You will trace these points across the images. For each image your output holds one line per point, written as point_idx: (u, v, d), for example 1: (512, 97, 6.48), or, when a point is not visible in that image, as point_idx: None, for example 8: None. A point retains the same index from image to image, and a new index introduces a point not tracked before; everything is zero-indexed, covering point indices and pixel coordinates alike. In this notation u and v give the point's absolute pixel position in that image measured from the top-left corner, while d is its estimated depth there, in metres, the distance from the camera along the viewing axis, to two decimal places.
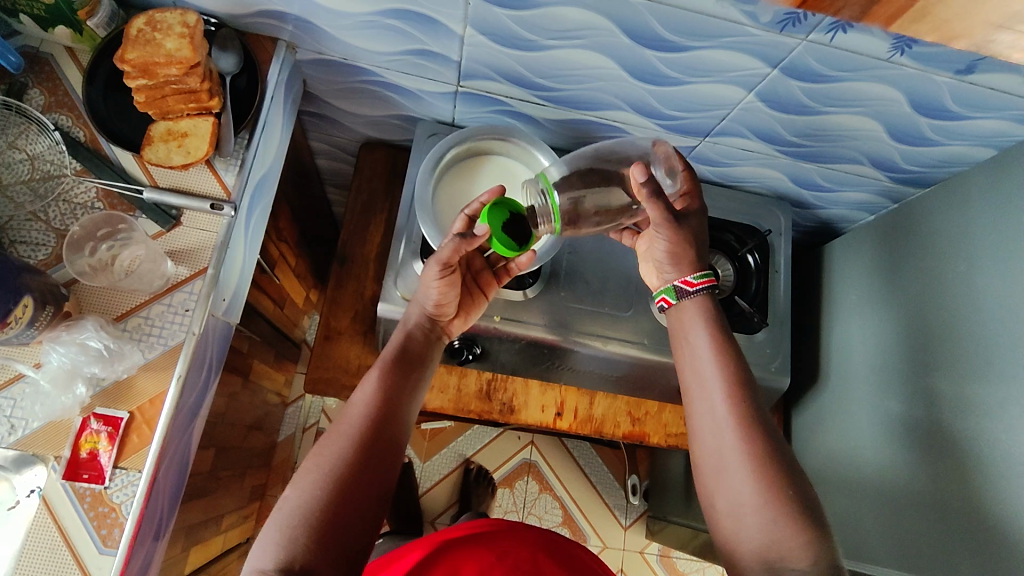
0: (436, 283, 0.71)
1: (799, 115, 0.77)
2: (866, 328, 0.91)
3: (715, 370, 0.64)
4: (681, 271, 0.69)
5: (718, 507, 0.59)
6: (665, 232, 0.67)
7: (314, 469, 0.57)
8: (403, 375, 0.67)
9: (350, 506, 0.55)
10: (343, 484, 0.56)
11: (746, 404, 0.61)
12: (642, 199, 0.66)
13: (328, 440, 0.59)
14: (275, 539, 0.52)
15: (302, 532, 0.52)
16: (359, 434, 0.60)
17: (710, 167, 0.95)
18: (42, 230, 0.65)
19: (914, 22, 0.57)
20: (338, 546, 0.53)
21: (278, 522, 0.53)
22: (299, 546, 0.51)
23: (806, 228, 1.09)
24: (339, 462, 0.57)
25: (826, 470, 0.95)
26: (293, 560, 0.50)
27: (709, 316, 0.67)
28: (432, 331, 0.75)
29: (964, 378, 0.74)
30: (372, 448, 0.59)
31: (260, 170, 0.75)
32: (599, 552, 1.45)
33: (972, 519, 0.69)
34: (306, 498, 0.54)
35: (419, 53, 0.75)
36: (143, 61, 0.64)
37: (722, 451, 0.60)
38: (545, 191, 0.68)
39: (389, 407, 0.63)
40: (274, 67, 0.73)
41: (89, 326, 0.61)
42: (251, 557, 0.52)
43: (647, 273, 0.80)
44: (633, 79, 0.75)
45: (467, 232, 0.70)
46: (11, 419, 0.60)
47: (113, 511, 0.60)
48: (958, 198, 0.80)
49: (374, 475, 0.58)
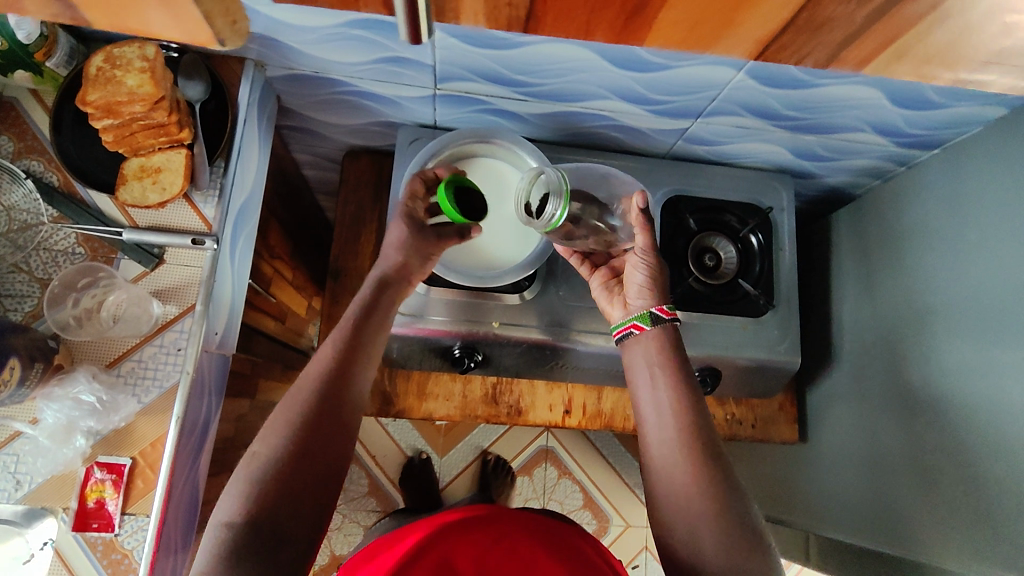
0: (407, 245, 0.73)
1: (793, 89, 0.73)
2: (883, 300, 0.88)
3: (672, 394, 0.65)
4: (658, 299, 0.70)
5: (671, 530, 0.59)
6: (648, 261, 0.72)
7: (280, 423, 0.57)
8: (369, 328, 0.66)
9: (316, 460, 0.56)
10: (306, 438, 0.56)
11: (695, 426, 0.63)
12: (637, 226, 0.71)
13: (293, 395, 0.59)
14: (241, 489, 0.53)
15: (267, 482, 0.53)
16: (320, 389, 0.59)
17: (705, 147, 0.91)
18: (26, 281, 0.65)
19: (912, 45, 0.46)
20: (301, 497, 0.54)
21: (245, 471, 0.54)
22: (263, 498, 0.52)
23: (810, 197, 1.05)
24: (304, 415, 0.57)
25: (842, 444, 0.94)
26: (256, 508, 0.52)
27: (665, 352, 0.68)
28: (404, 284, 0.73)
29: (989, 351, 0.71)
30: (336, 403, 0.59)
31: (242, 195, 0.73)
32: (622, 531, 1.46)
33: (992, 503, 0.68)
34: (272, 449, 0.55)
35: (391, 61, 0.71)
36: (105, 101, 0.61)
37: (675, 479, 0.60)
38: (562, 204, 0.65)
39: (353, 362, 0.63)
40: (243, 88, 0.71)
41: (80, 378, 0.62)
42: (217, 511, 0.53)
43: (604, 307, 0.77)
44: (616, 68, 0.71)
45: (418, 198, 0.75)
46: (16, 475, 0.61)
47: (125, 557, 0.61)
48: (984, 160, 0.75)
49: (336, 432, 0.58)
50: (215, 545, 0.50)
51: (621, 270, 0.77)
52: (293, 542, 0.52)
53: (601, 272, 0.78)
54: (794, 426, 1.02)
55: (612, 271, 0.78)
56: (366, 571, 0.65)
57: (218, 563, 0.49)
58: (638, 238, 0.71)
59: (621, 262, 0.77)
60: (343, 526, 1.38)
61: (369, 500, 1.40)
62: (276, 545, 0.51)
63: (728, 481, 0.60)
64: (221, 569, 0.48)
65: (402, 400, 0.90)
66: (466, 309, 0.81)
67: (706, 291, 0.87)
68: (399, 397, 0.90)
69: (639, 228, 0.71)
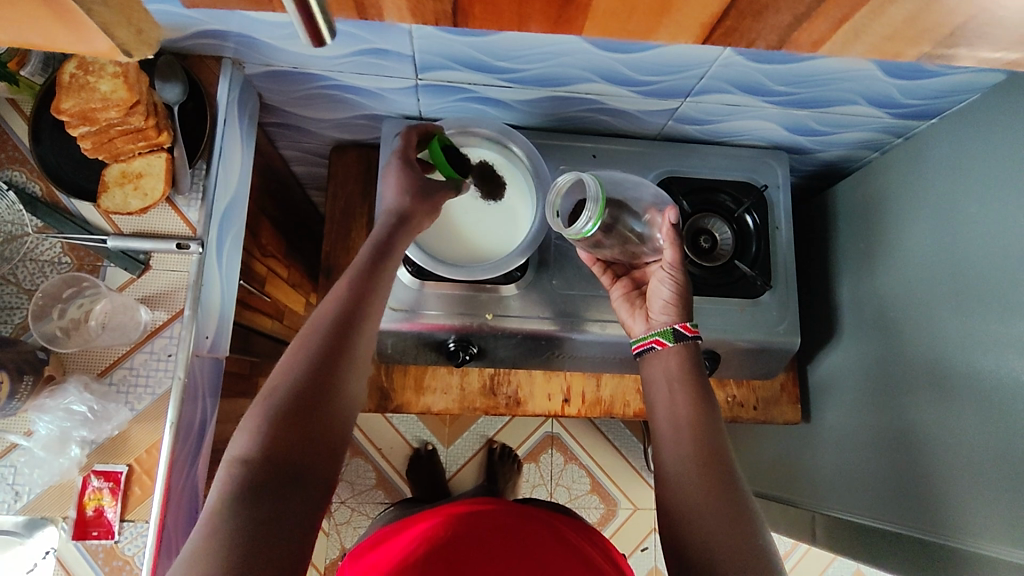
0: (403, 183, 0.69)
1: (783, 64, 0.71)
2: (884, 277, 0.86)
3: (692, 410, 0.65)
4: (682, 315, 0.70)
5: (682, 533, 0.59)
6: (674, 275, 0.71)
7: (295, 360, 0.53)
8: (382, 268, 0.63)
9: (330, 400, 0.53)
10: (320, 375, 0.53)
11: (710, 447, 0.62)
12: (665, 239, 0.70)
13: (306, 331, 0.56)
14: (255, 428, 0.50)
15: (282, 420, 0.50)
16: (334, 327, 0.56)
17: (697, 127, 0.89)
18: (15, 293, 0.65)
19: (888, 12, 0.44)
20: (316, 438, 0.51)
21: (257, 410, 0.51)
22: (277, 436, 0.50)
23: (807, 172, 1.03)
24: (319, 352, 0.54)
25: (846, 422, 0.93)
26: (271, 445, 0.49)
27: (686, 368, 0.68)
28: (417, 224, 0.68)
29: (993, 326, 0.69)
30: (349, 342, 0.56)
31: (226, 197, 0.72)
32: (630, 514, 1.47)
33: (1000, 479, 0.67)
34: (285, 386, 0.52)
35: (371, 53, 0.70)
36: (80, 108, 0.61)
37: (685, 494, 0.60)
38: (594, 219, 0.65)
39: (366, 301, 0.59)
40: (221, 87, 0.70)
41: (71, 389, 0.62)
42: (230, 448, 0.50)
43: (626, 319, 0.76)
44: (600, 50, 0.69)
45: (411, 147, 0.71)
46: (15, 486, 0.62)
47: (127, 564, 0.62)
48: (986, 129, 0.73)
49: (350, 373, 0.55)
50: (227, 486, 0.47)
51: (643, 282, 0.77)
52: (310, 483, 0.50)
53: (623, 282, 0.78)
54: (796, 407, 1.01)
55: (633, 283, 0.77)
56: (370, 561, 0.66)
57: (233, 500, 0.46)
58: (665, 253, 0.71)
59: (643, 274, 0.77)
60: (352, 519, 1.40)
61: (377, 493, 1.42)
62: (292, 486, 0.49)
63: (741, 496, 0.60)
64: (239, 506, 0.46)
65: (400, 394, 0.91)
66: (464, 302, 0.81)
67: (704, 274, 0.86)
68: (396, 392, 0.91)
69: (668, 243, 0.70)
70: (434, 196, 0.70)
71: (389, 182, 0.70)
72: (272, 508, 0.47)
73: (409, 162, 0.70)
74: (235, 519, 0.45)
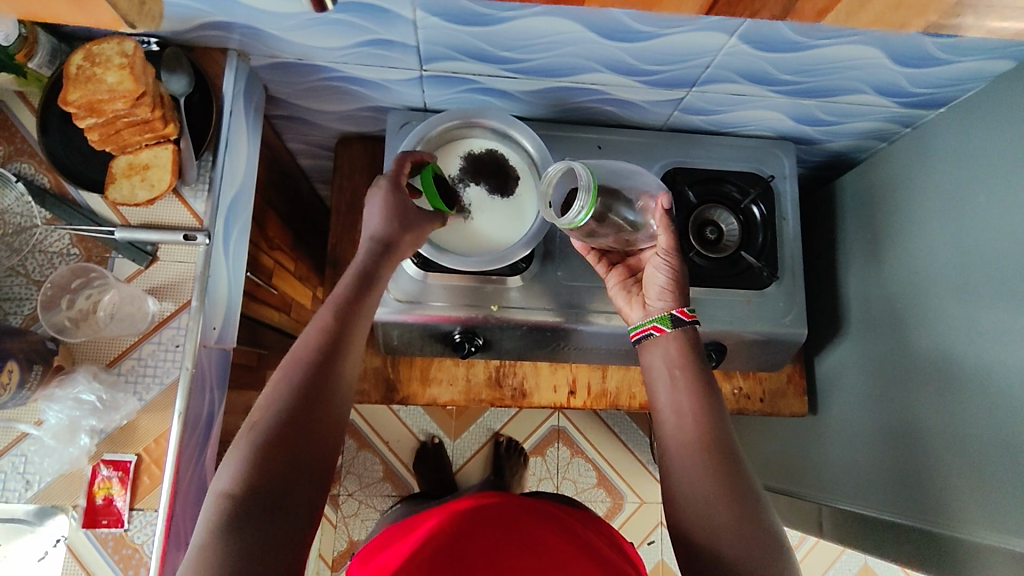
0: (387, 212, 0.67)
1: (789, 52, 0.71)
2: (892, 267, 0.86)
3: (693, 400, 0.64)
4: (678, 301, 0.70)
5: (690, 528, 0.58)
6: (669, 261, 0.71)
7: (277, 391, 0.54)
8: (365, 294, 0.63)
9: (314, 429, 0.53)
10: (304, 406, 0.53)
11: (714, 434, 0.62)
12: (659, 224, 0.70)
13: (288, 361, 0.56)
14: (240, 460, 0.50)
15: (266, 453, 0.50)
16: (317, 355, 0.56)
17: (703, 117, 0.89)
18: (25, 284, 0.66)
19: None
20: (302, 467, 0.51)
21: (241, 443, 0.51)
22: (262, 468, 0.50)
23: (815, 163, 1.03)
24: (301, 384, 0.54)
25: (854, 414, 0.92)
26: (256, 478, 0.49)
27: (685, 354, 0.68)
28: (400, 251, 0.67)
29: (1002, 316, 0.69)
30: (332, 370, 0.56)
31: (232, 188, 0.73)
32: (636, 508, 1.47)
33: (1008, 469, 0.67)
34: (268, 418, 0.52)
35: (376, 44, 0.70)
36: (88, 100, 0.61)
37: (690, 486, 0.60)
38: (586, 207, 0.64)
39: (349, 327, 0.59)
40: (227, 79, 0.70)
41: (80, 378, 0.63)
42: (215, 483, 0.50)
43: (624, 308, 0.76)
44: (604, 39, 0.69)
45: (402, 173, 0.69)
46: (25, 475, 0.63)
47: (136, 552, 0.62)
48: (995, 117, 0.72)
49: (334, 400, 0.56)
50: (214, 519, 0.47)
51: (638, 269, 0.77)
52: (299, 512, 0.50)
53: (618, 270, 0.77)
54: (803, 399, 1.01)
55: (628, 270, 0.77)
56: (378, 563, 0.65)
57: (220, 534, 0.46)
58: (660, 238, 0.71)
59: (638, 261, 0.77)
60: (359, 511, 1.40)
61: (384, 486, 1.42)
62: (280, 516, 0.49)
63: (745, 482, 0.60)
64: (227, 539, 0.46)
65: (406, 386, 0.91)
66: (469, 293, 0.81)
67: (709, 265, 0.86)
68: (402, 383, 0.91)
69: (661, 229, 0.70)
70: (419, 223, 0.68)
71: (374, 206, 0.68)
72: (260, 540, 0.47)
73: (399, 187, 0.68)
74: (224, 553, 0.45)
